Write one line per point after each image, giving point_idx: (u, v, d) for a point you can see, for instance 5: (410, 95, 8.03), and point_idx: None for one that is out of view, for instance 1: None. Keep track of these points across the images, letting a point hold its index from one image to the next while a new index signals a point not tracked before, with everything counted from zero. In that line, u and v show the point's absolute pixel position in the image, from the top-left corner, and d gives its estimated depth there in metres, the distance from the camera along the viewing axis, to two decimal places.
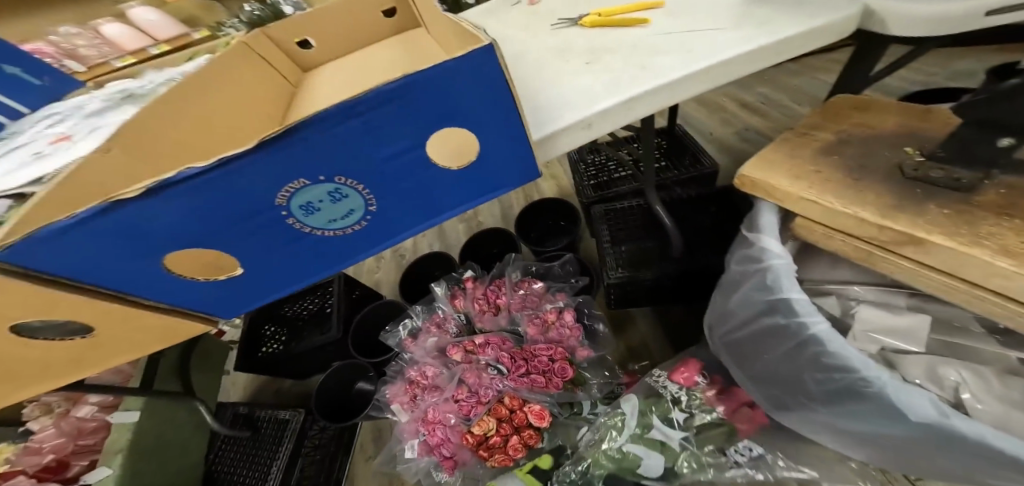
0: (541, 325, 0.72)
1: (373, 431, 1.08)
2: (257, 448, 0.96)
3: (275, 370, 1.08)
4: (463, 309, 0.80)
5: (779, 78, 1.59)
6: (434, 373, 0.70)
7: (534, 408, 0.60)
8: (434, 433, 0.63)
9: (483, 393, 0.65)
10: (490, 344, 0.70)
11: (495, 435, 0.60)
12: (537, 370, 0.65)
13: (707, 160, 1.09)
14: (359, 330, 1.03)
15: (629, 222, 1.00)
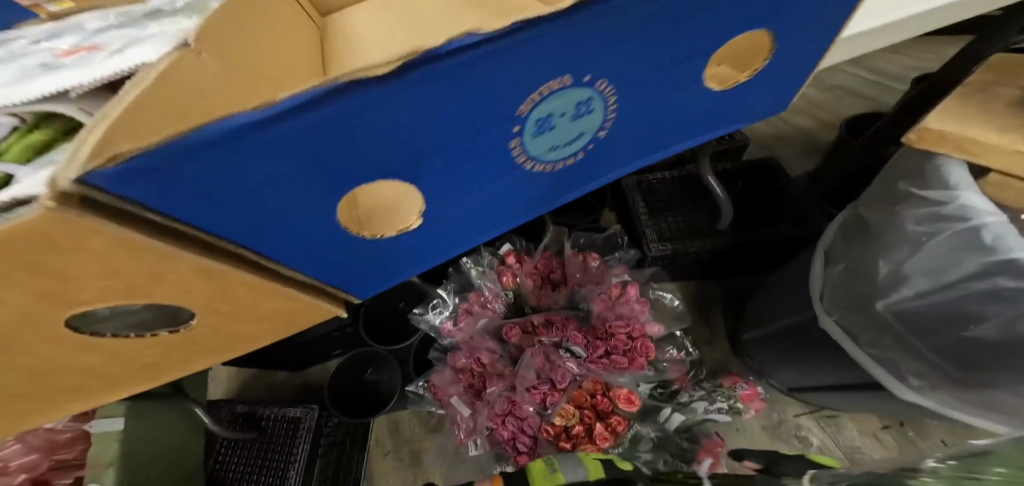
0: (609, 300, 0.61)
1: (388, 425, 0.97)
2: (265, 453, 0.80)
3: (270, 360, 0.96)
4: (512, 285, 0.65)
5: None
6: (492, 361, 0.60)
7: (623, 392, 0.54)
8: (504, 426, 0.56)
9: (559, 380, 0.56)
10: (555, 324, 0.60)
11: (577, 423, 0.54)
12: (618, 351, 0.57)
13: (739, 134, 1.05)
14: (370, 316, 0.91)
15: (665, 195, 0.95)
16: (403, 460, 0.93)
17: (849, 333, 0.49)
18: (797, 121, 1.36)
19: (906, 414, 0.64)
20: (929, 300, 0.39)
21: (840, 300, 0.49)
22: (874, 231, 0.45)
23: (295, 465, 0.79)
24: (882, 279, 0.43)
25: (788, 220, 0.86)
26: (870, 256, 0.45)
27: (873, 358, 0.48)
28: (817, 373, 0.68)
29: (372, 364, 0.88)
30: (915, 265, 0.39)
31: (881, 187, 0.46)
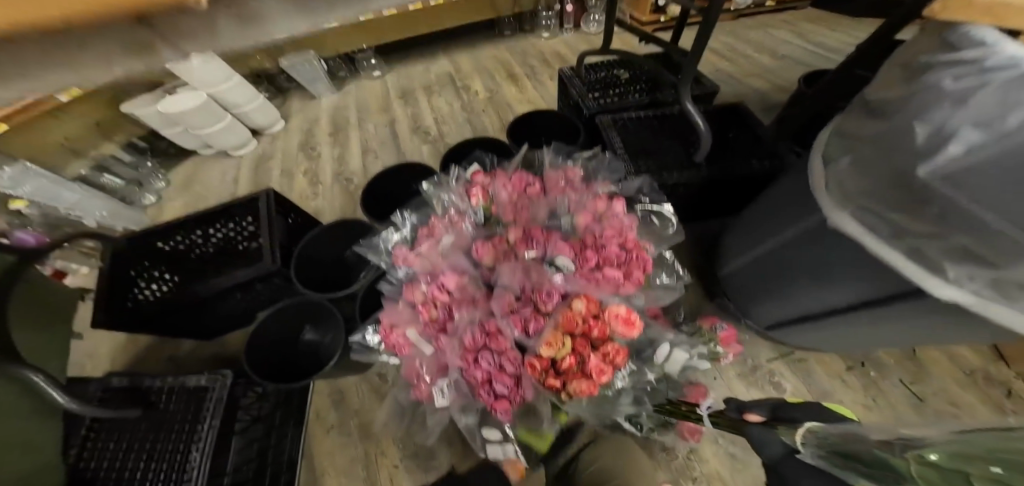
0: (595, 208, 0.51)
1: (332, 393, 0.82)
2: (161, 433, 0.62)
3: (167, 328, 0.74)
4: (483, 203, 0.54)
5: (738, 30, 1.67)
6: (458, 284, 0.47)
7: (619, 313, 0.41)
8: (476, 365, 0.42)
9: (542, 298, 0.43)
10: (534, 237, 0.48)
11: (569, 354, 0.40)
12: (613, 261, 0.45)
13: (708, 81, 1.04)
14: (304, 262, 0.75)
15: (640, 134, 0.90)
16: (350, 435, 0.78)
17: (872, 221, 0.46)
18: (754, 86, 1.39)
19: (881, 341, 0.63)
20: (982, 155, 0.34)
21: (863, 188, 0.45)
22: (889, 109, 0.43)
23: (200, 444, 0.60)
24: (919, 146, 0.38)
25: (762, 156, 0.84)
26: (895, 133, 0.41)
27: (904, 253, 0.45)
28: (798, 303, 0.65)
29: (309, 317, 0.73)
30: (960, 119, 0.35)
31: (891, 73, 0.45)
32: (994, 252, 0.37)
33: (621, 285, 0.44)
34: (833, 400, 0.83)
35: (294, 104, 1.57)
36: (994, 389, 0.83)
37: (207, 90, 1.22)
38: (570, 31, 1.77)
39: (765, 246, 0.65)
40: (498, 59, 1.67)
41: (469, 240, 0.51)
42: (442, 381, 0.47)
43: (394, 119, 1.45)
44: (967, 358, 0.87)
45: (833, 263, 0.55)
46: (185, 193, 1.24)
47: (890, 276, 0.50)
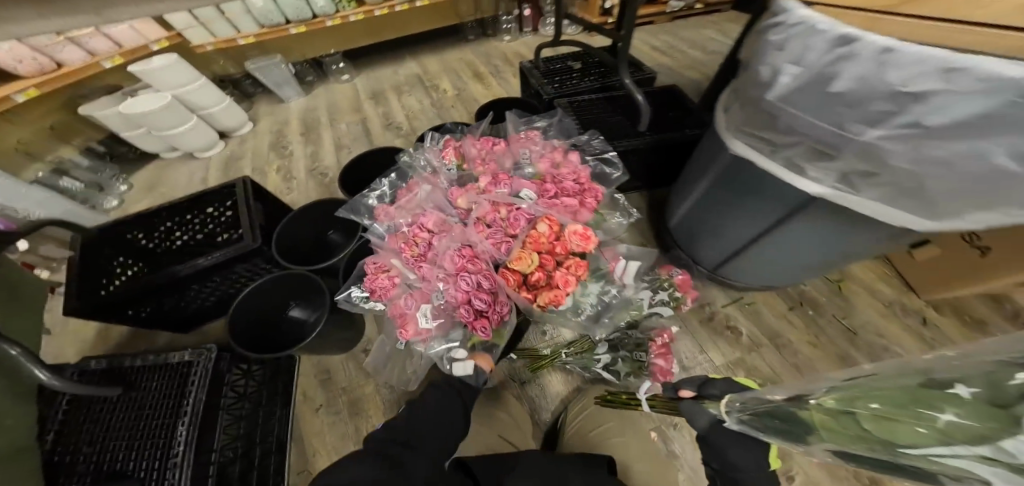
0: (551, 160, 0.68)
1: (318, 373, 0.83)
2: (146, 412, 0.62)
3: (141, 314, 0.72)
4: (455, 163, 0.70)
5: (678, 31, 1.85)
6: (441, 223, 0.62)
7: (578, 231, 0.55)
8: (462, 282, 0.55)
9: (514, 222, 0.58)
10: (502, 183, 0.64)
11: (537, 265, 0.55)
12: (570, 193, 0.62)
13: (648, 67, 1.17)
14: (286, 238, 0.79)
15: (592, 113, 1.02)
16: (339, 413, 0.78)
17: (755, 143, 0.53)
18: (693, 76, 1.55)
19: (799, 268, 0.73)
20: (800, 80, 0.42)
21: (745, 119, 0.53)
22: (749, 60, 0.51)
23: (186, 419, 0.60)
24: (763, 80, 0.46)
25: (694, 125, 0.97)
26: (751, 72, 0.49)
27: (778, 163, 0.51)
28: (730, 242, 0.75)
29: (295, 292, 0.75)
30: (782, 60, 0.43)
31: (754, 36, 0.49)
32: (829, 146, 0.44)
33: (577, 210, 0.60)
34: (782, 340, 0.90)
35: (261, 108, 1.59)
36: (911, 318, 0.90)
37: (173, 92, 1.23)
38: (530, 34, 1.89)
39: (699, 192, 0.75)
40: (463, 60, 1.76)
41: (449, 191, 0.66)
42: (424, 306, 0.57)
43: (365, 118, 1.49)
44: (883, 292, 0.95)
45: (747, 198, 0.64)
46: (152, 197, 1.22)
47: (791, 192, 0.56)
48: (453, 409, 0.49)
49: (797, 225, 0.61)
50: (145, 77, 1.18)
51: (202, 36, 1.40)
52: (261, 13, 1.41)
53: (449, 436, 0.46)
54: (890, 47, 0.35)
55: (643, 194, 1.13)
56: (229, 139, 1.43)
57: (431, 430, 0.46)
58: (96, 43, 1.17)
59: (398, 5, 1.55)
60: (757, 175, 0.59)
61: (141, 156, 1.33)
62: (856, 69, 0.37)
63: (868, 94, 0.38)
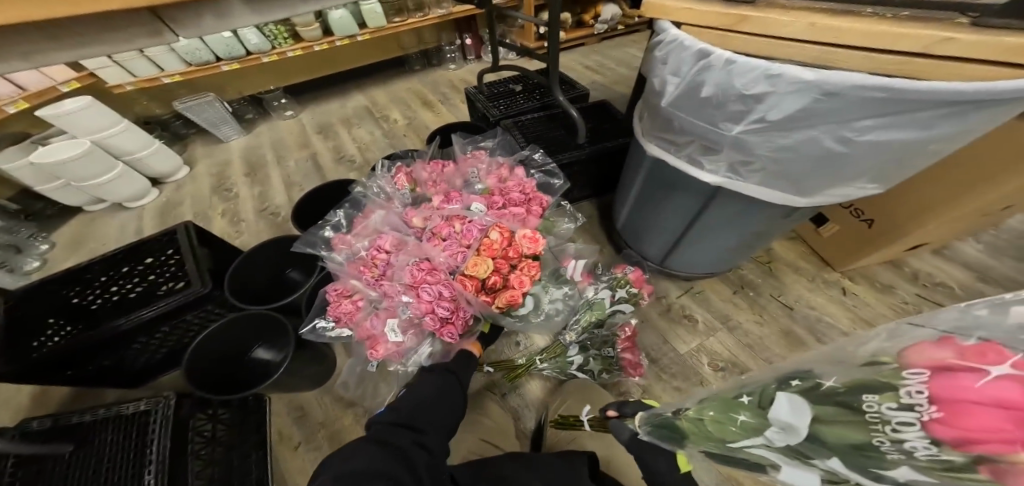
0: (497, 178, 0.77)
1: (294, 410, 0.80)
2: (103, 468, 0.53)
3: (79, 371, 0.66)
4: (408, 188, 0.77)
5: (606, 51, 2.05)
6: (395, 242, 0.67)
7: (527, 234, 0.61)
8: (422, 296, 0.59)
9: (467, 233, 0.63)
10: (455, 199, 0.70)
11: (493, 271, 0.59)
12: (516, 203, 0.69)
13: (580, 85, 1.28)
14: (244, 278, 0.78)
15: (534, 129, 1.12)
16: (321, 448, 0.76)
17: (664, 144, 0.63)
18: (623, 92, 1.71)
19: (727, 251, 0.82)
20: (678, 88, 0.52)
21: (651, 125, 0.65)
22: (645, 72, 0.63)
23: (154, 466, 0.52)
24: (656, 89, 0.56)
25: (626, 134, 1.08)
26: (650, 85, 0.59)
27: (683, 160, 0.61)
28: (667, 234, 0.84)
29: (254, 333, 0.73)
30: (666, 73, 0.53)
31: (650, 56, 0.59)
32: (711, 142, 0.53)
33: (525, 216, 0.67)
34: (732, 321, 0.98)
35: (200, 151, 1.53)
36: (831, 289, 1.02)
37: (90, 138, 1.16)
38: (473, 61, 1.99)
39: (633, 196, 0.86)
40: (411, 90, 1.82)
41: (406, 214, 0.72)
42: (389, 321, 0.62)
43: (315, 153, 1.48)
44: (805, 268, 1.07)
45: (671, 193, 0.73)
46: (78, 255, 1.12)
47: (698, 185, 0.67)
48: (450, 391, 0.60)
49: (714, 211, 0.70)
50: (57, 122, 1.10)
51: (119, 75, 1.35)
52: (186, 50, 1.39)
53: (450, 418, 0.57)
54: (731, 59, 0.45)
55: (592, 201, 1.23)
56: (165, 185, 1.35)
57: (434, 413, 0.55)
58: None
59: (339, 41, 1.58)
60: (673, 173, 0.69)
61: (62, 212, 1.23)
62: (713, 77, 0.47)
63: (728, 97, 0.47)
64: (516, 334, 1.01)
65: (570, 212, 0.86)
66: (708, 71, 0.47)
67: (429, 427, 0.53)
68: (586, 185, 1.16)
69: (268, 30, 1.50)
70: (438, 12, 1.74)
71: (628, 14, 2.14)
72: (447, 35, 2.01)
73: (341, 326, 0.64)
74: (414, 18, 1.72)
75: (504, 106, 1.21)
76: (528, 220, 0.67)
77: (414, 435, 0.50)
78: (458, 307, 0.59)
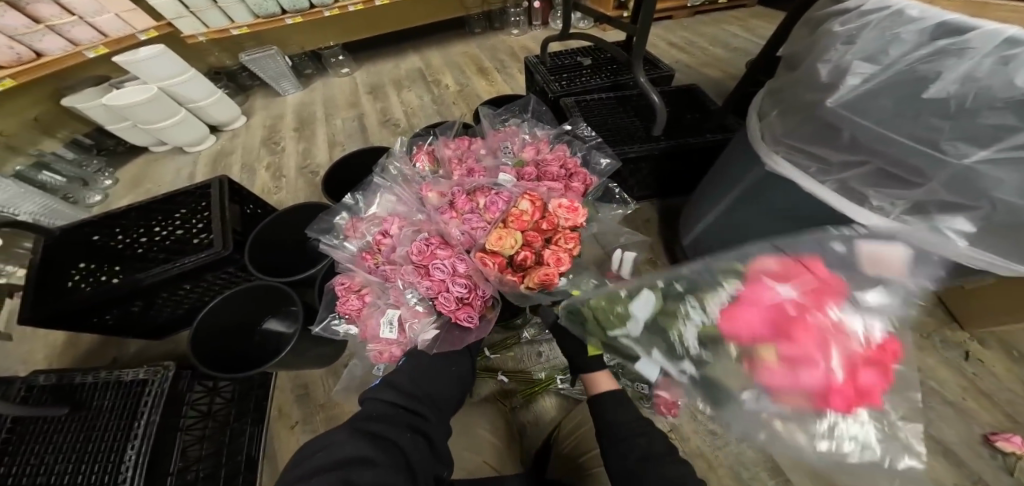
0: (534, 149, 0.66)
1: (296, 389, 0.79)
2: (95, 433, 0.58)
3: (89, 324, 0.65)
4: (428, 167, 0.67)
5: (696, 27, 1.76)
6: (406, 223, 0.57)
7: (563, 203, 0.50)
8: (432, 275, 0.47)
9: (492, 205, 0.52)
10: (479, 172, 0.60)
11: (523, 248, 0.47)
12: (554, 177, 0.60)
13: (663, 64, 1.08)
14: (273, 243, 0.75)
15: (599, 112, 0.97)
16: (317, 431, 0.73)
17: (803, 160, 0.53)
18: (710, 75, 1.45)
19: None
20: (877, 81, 0.40)
21: (787, 130, 0.54)
22: (801, 60, 0.54)
23: (136, 442, 0.56)
24: (824, 81, 0.46)
25: (713, 129, 0.93)
26: (808, 73, 0.50)
27: (830, 186, 0.51)
28: None
29: (269, 297, 0.70)
30: (852, 55, 0.42)
31: (800, 32, 0.56)
32: (910, 168, 0.42)
33: (562, 191, 0.56)
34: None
35: (258, 101, 1.55)
36: (949, 351, 0.73)
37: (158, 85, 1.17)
38: (539, 28, 1.81)
39: (716, 208, 0.73)
40: (468, 54, 1.68)
41: (421, 189, 0.61)
42: (392, 313, 0.53)
43: (361, 114, 1.42)
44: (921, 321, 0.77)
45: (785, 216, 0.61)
46: (134, 193, 1.18)
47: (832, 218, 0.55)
48: (457, 364, 0.55)
49: None
50: (130, 67, 1.12)
51: (194, 26, 1.35)
52: (255, 4, 1.35)
53: (452, 394, 0.52)
54: (1017, 37, 0.31)
55: (654, 202, 1.06)
56: (220, 134, 1.38)
57: (440, 392, 0.50)
58: (79, 31, 1.13)
59: None
60: (799, 195, 0.57)
61: (129, 150, 1.30)
62: (964, 67, 0.34)
63: (975, 105, 0.34)
64: (540, 343, 0.91)
65: (619, 197, 0.68)
66: (953, 54, 0.35)
67: (434, 406, 0.48)
68: (649, 185, 1.01)
69: None
70: None
71: None
72: None
73: (349, 322, 0.58)
74: None
75: (567, 81, 1.05)
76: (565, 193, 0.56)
77: (420, 415, 0.44)
78: (476, 287, 0.48)
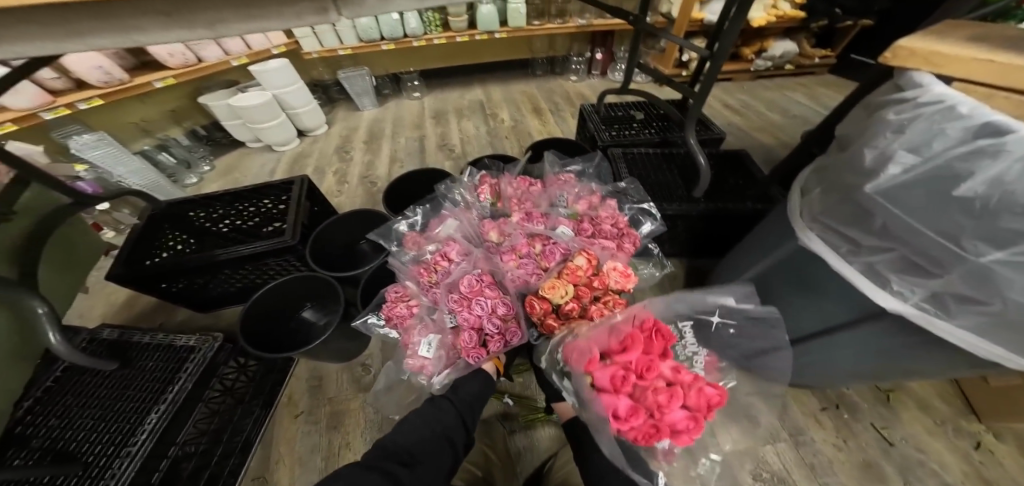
0: (588, 204, 0.69)
1: (310, 380, 0.83)
2: (128, 391, 0.69)
3: (165, 289, 0.77)
4: (488, 201, 0.73)
5: (757, 90, 1.75)
6: (462, 250, 0.62)
7: (619, 268, 0.54)
8: (472, 307, 0.52)
9: (547, 255, 0.57)
10: (536, 219, 0.64)
11: (570, 301, 0.51)
12: (607, 236, 0.62)
13: (716, 126, 1.07)
14: (327, 241, 0.83)
15: (646, 166, 0.97)
16: (318, 424, 0.77)
17: (833, 239, 0.49)
18: (767, 138, 1.41)
19: (853, 373, 0.63)
20: (914, 174, 0.37)
21: (824, 209, 0.50)
22: (847, 139, 0.49)
23: (162, 407, 0.66)
24: (867, 167, 0.42)
25: (756, 199, 0.89)
26: (852, 156, 0.45)
27: (857, 268, 0.47)
28: (775, 327, 0.68)
29: (311, 291, 0.79)
30: (896, 144, 0.39)
31: (858, 112, 0.48)
32: (934, 261, 0.38)
33: (614, 251, 0.59)
34: (806, 440, 0.74)
35: (340, 113, 1.76)
36: (960, 439, 0.73)
37: (274, 91, 1.41)
38: (597, 76, 1.89)
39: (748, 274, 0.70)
40: (526, 93, 1.80)
41: (483, 223, 0.67)
42: (432, 334, 0.55)
43: (423, 135, 1.56)
44: (937, 408, 0.77)
45: (811, 290, 0.57)
46: (225, 180, 1.38)
47: (850, 293, 0.51)
48: (443, 423, 0.48)
49: (859, 332, 0.53)
50: (259, 76, 1.38)
51: (313, 44, 1.61)
52: (363, 28, 1.58)
53: (442, 460, 0.46)
54: None
55: (681, 262, 1.03)
56: (304, 137, 1.58)
57: (426, 448, 0.45)
58: (233, 44, 1.39)
59: (479, 35, 1.64)
60: (830, 280, 0.53)
61: (230, 143, 1.54)
62: (997, 170, 0.31)
63: (1000, 211, 0.31)
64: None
65: (657, 259, 0.69)
66: (992, 154, 0.32)
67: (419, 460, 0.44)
68: (686, 244, 0.98)
69: (426, 17, 1.62)
70: (577, 21, 1.69)
71: (805, 53, 1.82)
72: (579, 46, 1.94)
73: (389, 326, 0.61)
74: (553, 24, 1.69)
75: (619, 132, 1.07)
76: (617, 254, 0.59)
77: (398, 465, 0.42)
78: (509, 326, 0.53)
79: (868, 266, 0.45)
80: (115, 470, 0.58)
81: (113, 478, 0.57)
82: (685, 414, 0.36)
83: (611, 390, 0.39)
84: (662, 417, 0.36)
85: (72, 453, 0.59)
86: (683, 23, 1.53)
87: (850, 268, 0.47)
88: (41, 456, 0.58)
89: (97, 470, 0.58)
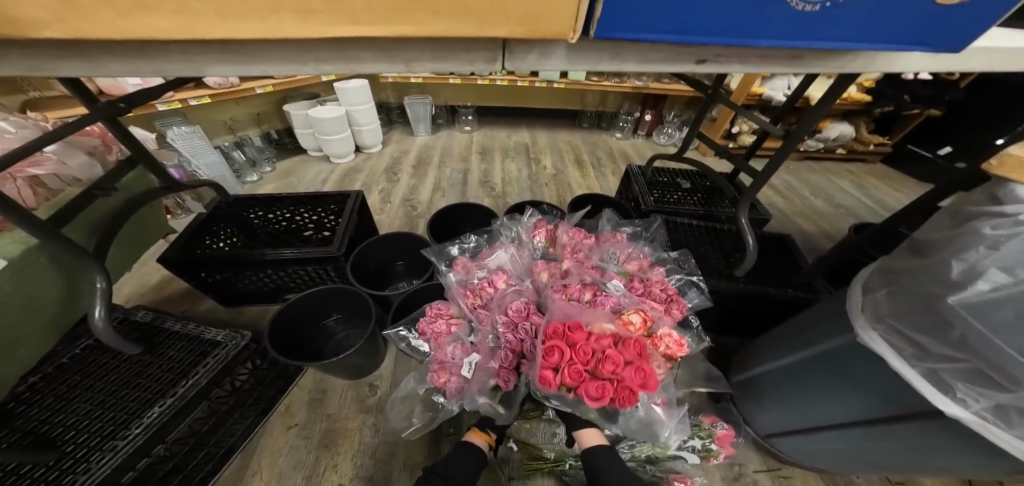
0: (639, 265, 0.68)
1: (312, 392, 0.82)
2: (134, 381, 0.69)
3: (208, 277, 0.80)
4: (541, 242, 0.73)
5: (801, 171, 1.74)
6: (510, 283, 0.63)
7: (674, 335, 0.52)
8: (518, 330, 0.54)
9: (598, 304, 0.56)
10: (589, 268, 0.65)
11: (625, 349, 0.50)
12: (656, 299, 0.60)
13: (762, 207, 1.05)
14: (366, 257, 0.85)
15: (687, 236, 0.95)
16: (309, 438, 0.75)
17: (899, 342, 0.43)
18: (811, 222, 1.37)
19: (882, 471, 0.56)
20: (1007, 293, 0.33)
21: (893, 311, 0.44)
22: (924, 246, 0.45)
23: (167, 402, 0.65)
24: (953, 279, 0.38)
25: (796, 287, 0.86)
26: (932, 263, 0.41)
27: (918, 372, 0.42)
28: (800, 413, 0.62)
29: (343, 303, 0.80)
30: (992, 261, 0.35)
31: (942, 219, 0.46)
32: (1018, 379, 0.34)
33: (663, 314, 0.57)
34: None
35: (396, 135, 1.88)
36: None
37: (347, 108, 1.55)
38: (642, 136, 1.95)
39: (781, 359, 0.64)
40: (571, 144, 1.86)
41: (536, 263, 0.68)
42: (472, 355, 0.56)
43: (468, 168, 1.63)
44: None
45: (852, 386, 0.51)
46: (279, 182, 1.48)
47: (899, 391, 0.45)
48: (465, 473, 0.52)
49: (896, 433, 0.48)
50: (339, 92, 1.52)
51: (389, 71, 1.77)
52: None
53: None
54: None
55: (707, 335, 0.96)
56: (359, 153, 1.69)
57: None
58: None
59: (538, 82, 1.76)
60: (880, 385, 0.47)
61: (293, 149, 1.67)
62: None
63: None
64: (556, 423, 0.82)
65: (698, 333, 0.65)
66: None
67: None
68: (716, 320, 0.92)
69: None
70: (634, 82, 1.77)
71: (861, 137, 1.79)
72: (629, 105, 2.01)
73: (422, 340, 0.62)
74: (610, 82, 1.78)
75: (663, 199, 1.07)
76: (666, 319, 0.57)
77: None
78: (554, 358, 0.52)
79: (932, 372, 0.41)
80: (90, 464, 0.56)
81: (84, 474, 0.54)
82: (630, 367, 0.44)
83: (574, 386, 0.43)
84: (621, 381, 0.42)
85: (52, 441, 0.59)
86: (744, 92, 1.57)
87: (909, 371, 0.42)
88: (18, 439, 0.58)
89: (68, 463, 0.56)
